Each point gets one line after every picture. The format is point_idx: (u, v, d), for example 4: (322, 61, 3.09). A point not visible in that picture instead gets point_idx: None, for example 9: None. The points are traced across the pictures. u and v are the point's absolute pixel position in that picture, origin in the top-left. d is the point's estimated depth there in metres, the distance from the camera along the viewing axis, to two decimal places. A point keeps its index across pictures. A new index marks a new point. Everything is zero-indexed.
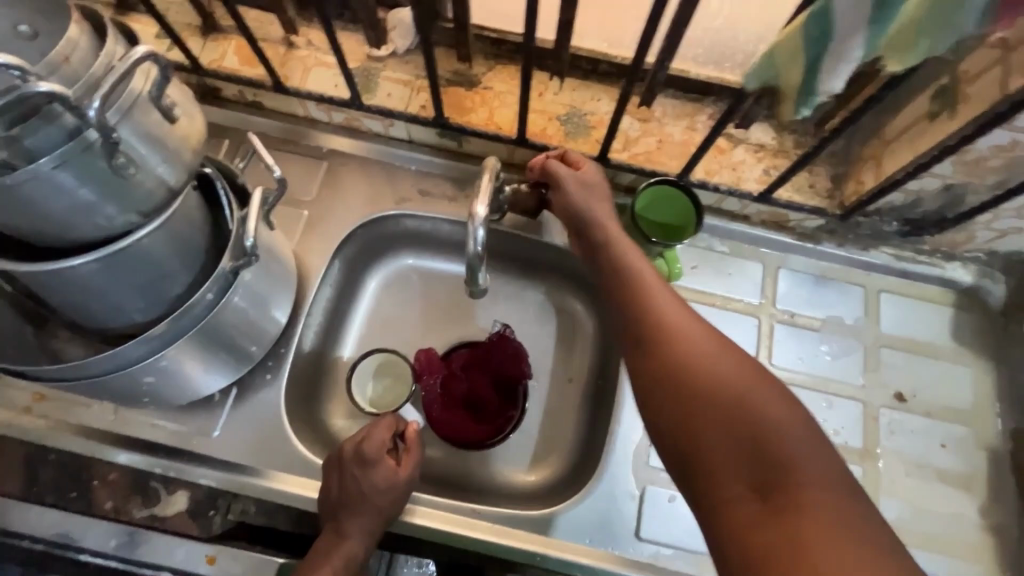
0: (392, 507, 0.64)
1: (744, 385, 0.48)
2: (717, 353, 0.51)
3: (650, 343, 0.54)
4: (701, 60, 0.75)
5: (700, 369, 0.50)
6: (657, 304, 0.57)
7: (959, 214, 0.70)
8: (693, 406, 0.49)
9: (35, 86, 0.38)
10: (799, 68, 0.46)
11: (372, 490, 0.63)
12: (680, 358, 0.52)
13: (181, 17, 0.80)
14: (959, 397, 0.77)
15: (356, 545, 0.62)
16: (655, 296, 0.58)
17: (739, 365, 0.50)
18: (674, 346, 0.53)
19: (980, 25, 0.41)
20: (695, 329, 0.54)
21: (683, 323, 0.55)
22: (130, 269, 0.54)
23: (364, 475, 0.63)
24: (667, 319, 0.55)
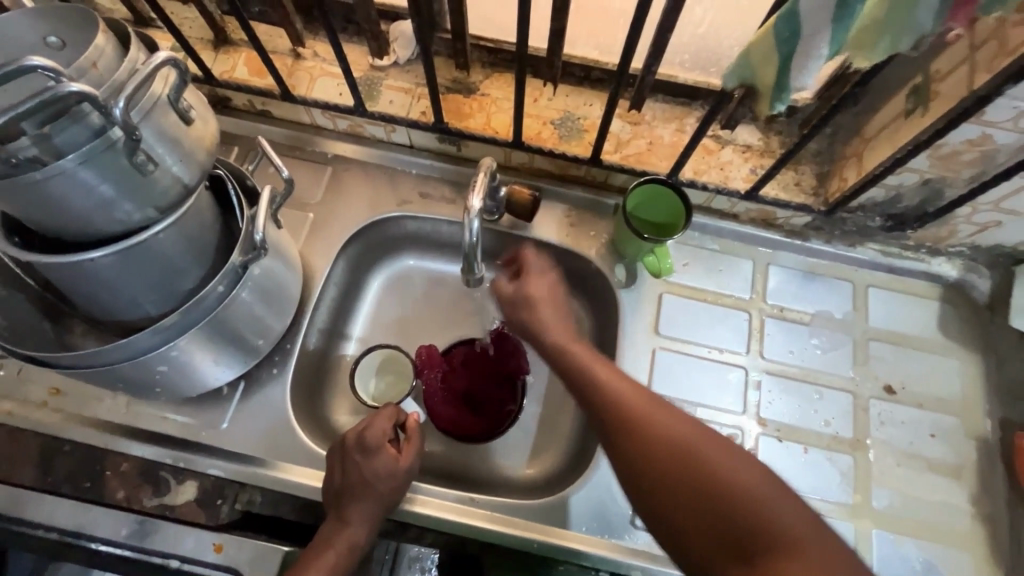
0: (394, 494, 0.67)
1: (706, 454, 0.51)
2: (676, 425, 0.54)
3: (615, 429, 0.56)
4: (688, 66, 0.78)
5: (665, 447, 0.52)
6: (614, 383, 0.58)
7: (939, 208, 0.73)
8: (664, 482, 0.51)
9: (67, 86, 0.42)
10: (772, 67, 0.49)
11: (375, 475, 0.65)
12: (644, 441, 0.53)
13: (194, 32, 0.85)
14: (947, 389, 0.79)
15: (361, 530, 0.64)
16: (607, 376, 0.59)
17: (697, 435, 0.52)
18: (632, 424, 0.55)
19: (936, 24, 0.44)
20: (651, 406, 0.56)
21: (640, 401, 0.56)
22: (146, 262, 0.57)
23: (367, 462, 0.65)
24: (626, 399, 0.57)
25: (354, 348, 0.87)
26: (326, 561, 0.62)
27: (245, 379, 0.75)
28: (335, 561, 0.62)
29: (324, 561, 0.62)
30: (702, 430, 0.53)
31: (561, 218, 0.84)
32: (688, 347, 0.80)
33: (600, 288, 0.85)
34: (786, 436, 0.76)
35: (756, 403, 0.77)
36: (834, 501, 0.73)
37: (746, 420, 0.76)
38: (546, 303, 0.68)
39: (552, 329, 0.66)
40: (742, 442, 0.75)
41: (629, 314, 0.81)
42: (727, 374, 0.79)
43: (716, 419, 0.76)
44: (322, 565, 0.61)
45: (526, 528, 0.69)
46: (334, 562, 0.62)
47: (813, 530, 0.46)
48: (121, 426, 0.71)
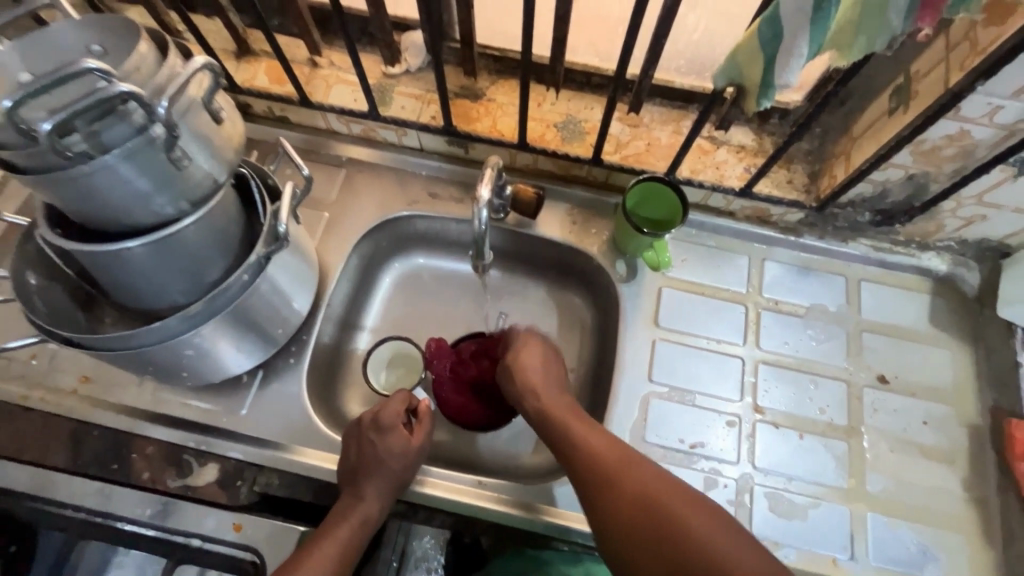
0: (405, 473, 0.70)
1: (671, 507, 0.58)
2: (646, 483, 0.61)
3: (590, 482, 0.64)
4: (683, 71, 0.83)
5: (635, 500, 0.60)
6: (590, 442, 0.67)
7: (925, 202, 0.76)
8: (636, 535, 0.58)
9: (118, 87, 0.46)
10: (758, 66, 0.53)
11: (390, 453, 0.69)
12: (616, 494, 0.61)
13: (218, 43, 0.90)
14: (939, 378, 0.81)
15: (375, 506, 0.68)
16: (584, 433, 0.68)
17: (662, 489, 0.61)
18: (606, 482, 0.63)
19: (908, 26, 0.48)
20: (624, 462, 0.64)
21: (612, 457, 0.65)
22: (177, 251, 0.61)
23: (382, 440, 0.69)
24: (601, 453, 0.65)
25: (366, 341, 0.91)
26: (341, 533, 0.66)
27: (264, 368, 0.79)
28: (349, 533, 0.66)
29: (338, 532, 0.66)
30: (668, 483, 0.61)
31: (564, 216, 0.88)
32: (687, 339, 0.83)
33: (602, 284, 0.88)
34: (782, 423, 0.79)
35: (753, 391, 0.80)
36: (829, 485, 0.76)
37: (743, 408, 0.79)
38: (533, 366, 0.77)
39: (534, 393, 0.74)
40: (739, 429, 0.78)
41: (629, 307, 0.84)
42: (724, 364, 0.82)
43: (714, 407, 0.79)
44: (337, 536, 0.65)
45: (532, 508, 0.72)
46: (348, 534, 0.66)
47: (766, 572, 0.53)
48: (146, 411, 0.75)
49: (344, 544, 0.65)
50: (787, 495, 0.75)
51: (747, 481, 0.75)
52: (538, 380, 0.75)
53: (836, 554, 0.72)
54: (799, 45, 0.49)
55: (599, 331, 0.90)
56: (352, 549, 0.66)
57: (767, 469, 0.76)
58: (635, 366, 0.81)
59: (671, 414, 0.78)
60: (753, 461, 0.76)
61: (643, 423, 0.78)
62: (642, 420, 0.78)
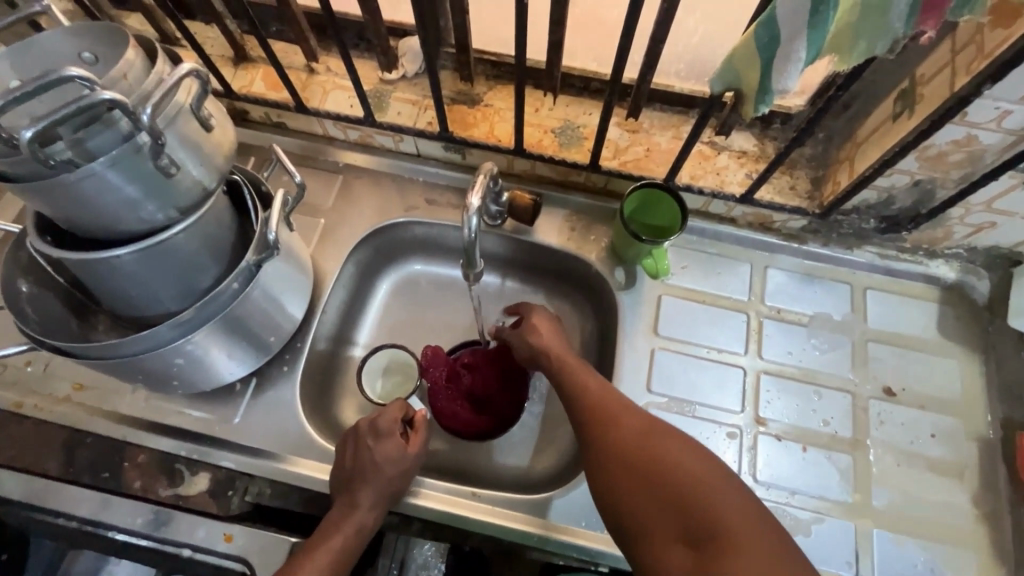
0: (401, 481, 0.69)
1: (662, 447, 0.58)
2: (639, 424, 0.61)
3: (589, 428, 0.63)
4: (683, 75, 0.81)
5: (630, 445, 0.59)
6: (589, 387, 0.66)
7: (932, 209, 0.74)
8: (623, 469, 0.58)
9: (101, 95, 0.46)
10: (754, 71, 0.52)
11: (385, 458, 0.68)
12: (613, 440, 0.60)
13: (215, 50, 0.90)
14: (948, 390, 0.79)
15: (368, 515, 0.67)
16: (589, 382, 0.67)
17: (661, 440, 0.59)
18: (602, 421, 0.62)
19: (909, 28, 0.46)
20: (626, 411, 0.63)
21: (615, 405, 0.64)
22: (167, 259, 0.60)
23: (378, 444, 0.69)
24: (601, 398, 0.65)
25: (363, 349, 0.90)
26: (333, 545, 0.64)
27: (257, 376, 0.78)
28: (342, 543, 0.65)
29: (331, 543, 0.64)
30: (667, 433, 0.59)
31: (562, 222, 0.87)
32: (687, 348, 0.81)
33: (600, 291, 0.87)
34: (785, 435, 0.77)
35: (754, 402, 0.78)
36: (833, 500, 0.73)
37: (744, 420, 0.77)
38: (548, 335, 0.74)
39: (546, 344, 0.73)
40: (740, 441, 0.76)
41: (628, 315, 0.83)
42: (725, 373, 0.80)
43: (714, 418, 0.77)
44: (329, 547, 0.64)
45: (527, 521, 0.71)
46: (340, 545, 0.65)
47: (755, 516, 0.52)
48: (139, 419, 0.75)
49: (336, 557, 0.64)
50: (789, 509, 0.73)
51: None
52: (551, 340, 0.74)
53: (840, 571, 0.70)
54: (796, 48, 0.48)
55: (597, 340, 0.88)
56: (345, 561, 0.64)
57: (768, 483, 0.74)
58: (633, 376, 0.79)
59: (670, 426, 0.77)
60: (754, 474, 0.74)
61: None
62: None
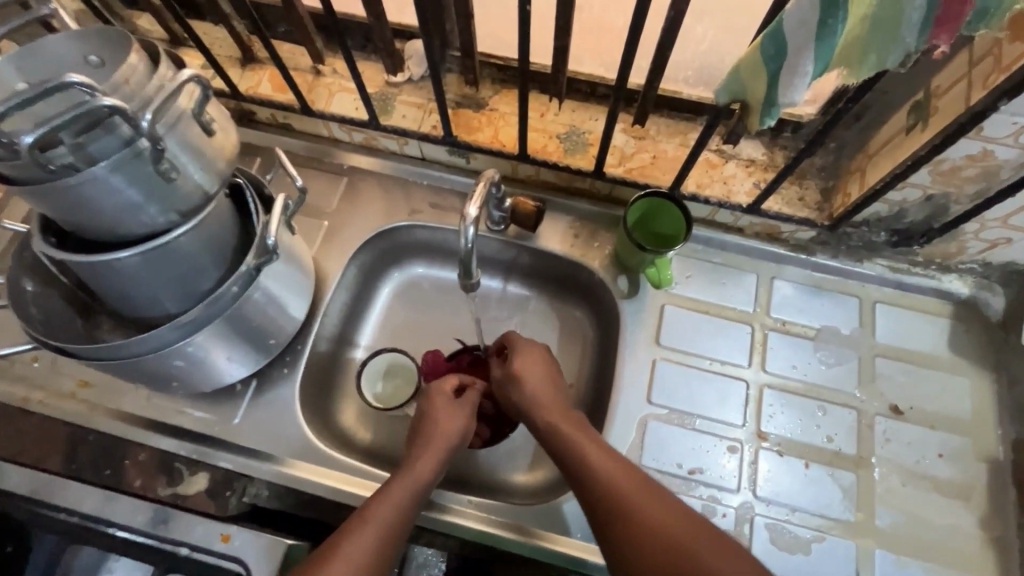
0: (461, 432, 0.71)
1: (694, 544, 0.55)
2: (665, 515, 0.58)
3: (609, 517, 0.60)
4: (692, 82, 0.80)
5: (659, 538, 0.56)
6: (603, 468, 0.63)
7: (946, 224, 0.72)
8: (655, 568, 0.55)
9: (101, 101, 0.46)
10: (761, 84, 0.50)
11: (443, 410, 0.72)
12: (631, 523, 0.58)
13: (223, 50, 0.90)
14: (957, 408, 0.77)
15: (432, 463, 0.67)
16: (599, 459, 0.63)
17: (688, 528, 0.57)
18: (623, 511, 0.59)
19: (922, 42, 0.45)
20: (643, 494, 0.60)
21: (630, 484, 0.61)
22: (169, 261, 0.61)
23: (434, 398, 0.73)
24: (618, 483, 0.61)
25: (364, 351, 0.91)
26: (404, 486, 0.64)
27: (258, 377, 0.79)
28: (411, 487, 0.64)
29: (398, 488, 0.63)
30: (692, 519, 0.58)
31: (565, 229, 0.86)
32: (689, 359, 0.80)
33: (603, 299, 0.86)
34: (786, 451, 0.75)
35: (756, 416, 0.77)
36: (834, 518, 0.72)
37: (745, 434, 0.76)
38: (532, 370, 0.73)
39: (541, 399, 0.71)
40: (740, 455, 0.75)
41: (631, 324, 0.82)
42: (727, 386, 0.79)
43: (714, 431, 0.76)
44: (397, 489, 0.63)
45: (524, 532, 0.71)
46: (410, 488, 0.64)
47: None
48: (142, 418, 0.76)
49: (404, 499, 0.63)
50: (789, 527, 0.71)
51: (746, 511, 0.72)
52: (537, 380, 0.73)
53: None
54: (804, 61, 0.47)
55: (599, 347, 0.87)
56: (409, 509, 0.63)
57: (769, 499, 0.73)
58: (634, 386, 0.79)
59: (669, 438, 0.76)
60: (753, 490, 0.73)
61: (641, 445, 0.75)
62: (639, 442, 0.75)
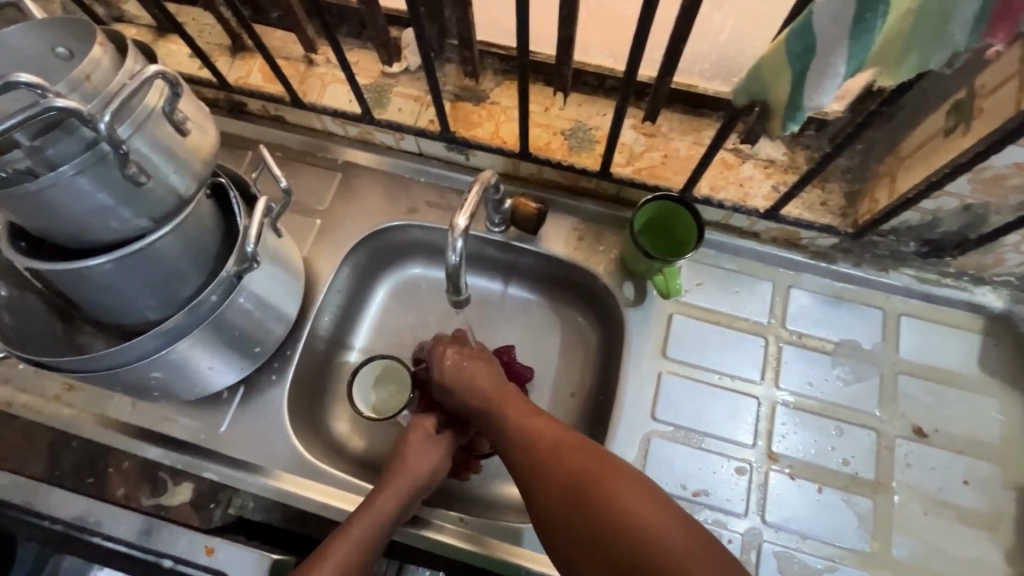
0: (430, 474, 0.68)
1: (599, 482, 0.53)
2: (575, 461, 0.56)
3: (530, 475, 0.58)
4: (708, 75, 0.73)
5: (569, 485, 0.55)
6: (524, 426, 0.62)
7: (983, 235, 0.66)
8: (568, 516, 0.53)
9: (52, 102, 0.42)
10: (784, 84, 0.45)
11: (415, 449, 0.69)
12: (545, 475, 0.57)
13: (212, 38, 0.86)
14: (985, 431, 0.72)
15: (394, 502, 0.64)
16: (519, 421, 0.63)
17: (597, 464, 0.55)
18: (539, 466, 0.58)
19: (973, 40, 0.39)
20: (566, 449, 0.58)
21: (546, 439, 0.60)
22: (144, 269, 0.57)
23: (410, 437, 0.71)
24: (536, 440, 0.60)
25: (357, 354, 0.87)
26: (367, 520, 0.62)
27: (245, 384, 0.76)
28: (372, 522, 0.62)
29: (359, 524, 0.62)
30: (602, 458, 0.56)
31: (569, 231, 0.81)
32: (696, 372, 0.75)
33: (608, 306, 0.81)
34: (798, 474, 0.71)
35: (767, 435, 0.73)
36: (848, 548, 0.68)
37: (754, 455, 0.72)
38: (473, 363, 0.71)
39: (477, 383, 0.68)
40: (749, 477, 0.70)
41: (636, 335, 0.77)
42: (737, 402, 0.74)
43: (722, 451, 0.72)
44: (358, 527, 0.61)
45: (512, 552, 0.68)
46: (372, 520, 0.62)
47: (697, 542, 0.48)
48: (127, 424, 0.74)
49: (364, 535, 0.61)
50: (798, 555, 0.68)
51: (754, 537, 0.68)
52: (478, 376, 0.69)
53: None
54: (834, 62, 0.41)
55: (603, 357, 0.83)
56: (373, 540, 0.62)
57: (778, 525, 0.69)
58: (638, 401, 0.74)
59: (674, 458, 0.72)
60: (762, 515, 0.69)
61: (643, 465, 0.71)
62: (641, 461, 0.71)
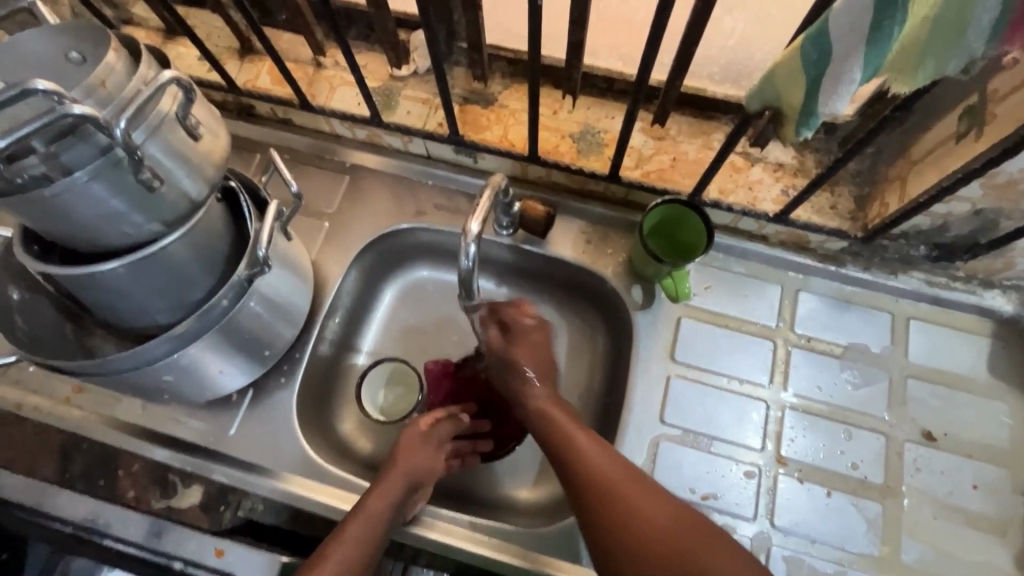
0: (426, 471, 0.68)
1: (681, 538, 0.53)
2: (653, 507, 0.55)
3: (597, 511, 0.56)
4: (717, 79, 0.73)
5: (649, 532, 0.53)
6: (591, 457, 0.59)
7: (994, 239, 0.66)
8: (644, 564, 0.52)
9: (69, 109, 0.42)
10: (799, 90, 0.45)
11: (411, 448, 0.69)
12: (618, 515, 0.55)
13: (220, 41, 0.86)
14: (995, 436, 0.72)
15: (388, 502, 0.63)
16: (588, 451, 0.59)
17: (678, 517, 0.54)
18: (611, 504, 0.56)
19: (991, 48, 0.39)
20: (641, 493, 0.56)
21: (618, 477, 0.57)
22: (156, 273, 0.57)
23: (407, 433, 0.70)
24: (607, 475, 0.57)
25: (364, 357, 0.87)
26: (368, 526, 0.61)
27: (254, 386, 0.76)
28: (375, 525, 0.62)
29: (356, 526, 0.61)
30: (682, 510, 0.55)
31: (577, 234, 0.81)
32: (704, 376, 0.76)
33: (616, 309, 0.81)
34: (808, 478, 0.71)
35: (776, 439, 0.72)
36: (857, 552, 0.68)
37: (763, 459, 0.72)
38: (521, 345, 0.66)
39: (533, 389, 0.65)
40: (758, 481, 0.70)
41: (644, 338, 0.77)
42: (746, 406, 0.74)
43: (731, 455, 0.72)
44: (361, 531, 0.61)
45: (520, 555, 0.68)
46: (374, 526, 0.62)
47: None
48: (137, 427, 0.74)
49: (365, 538, 0.61)
50: (808, 559, 0.68)
51: (763, 541, 0.68)
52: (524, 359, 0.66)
53: None
54: (850, 69, 0.41)
55: (611, 360, 0.83)
56: (374, 543, 0.61)
57: (787, 529, 0.69)
58: (646, 404, 0.74)
59: (682, 462, 0.72)
60: (770, 518, 0.69)
61: (651, 468, 0.71)
62: (650, 465, 0.72)
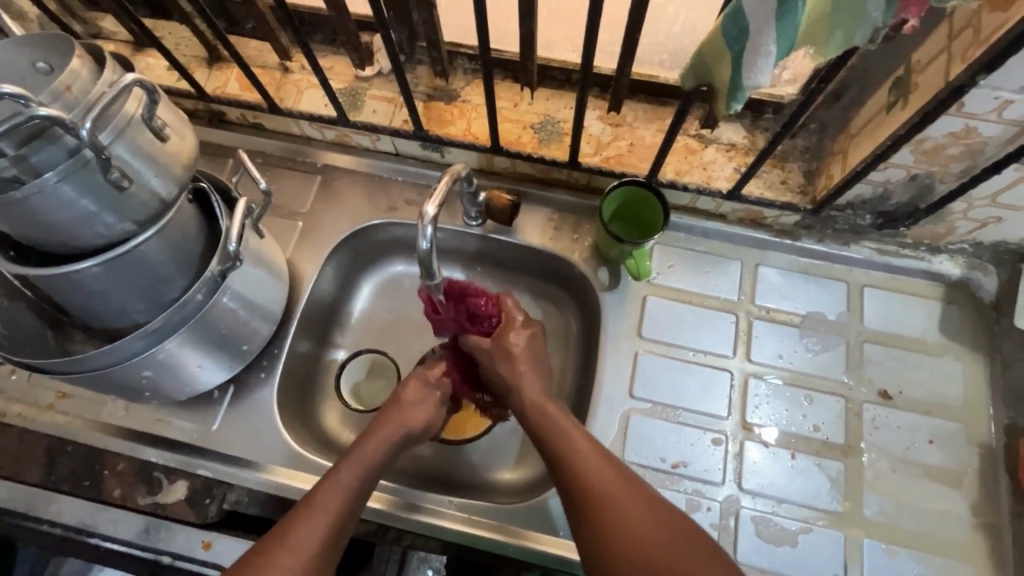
0: (422, 423, 0.70)
1: (628, 500, 0.58)
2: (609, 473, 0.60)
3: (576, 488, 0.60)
4: (668, 65, 0.77)
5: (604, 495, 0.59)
6: (579, 443, 0.63)
7: (932, 204, 0.70)
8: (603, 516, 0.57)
9: (35, 110, 0.44)
10: (725, 65, 0.48)
11: (412, 397, 0.71)
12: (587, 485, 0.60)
13: (189, 51, 0.88)
14: (948, 392, 0.75)
15: (382, 446, 0.66)
16: (576, 437, 0.63)
17: (627, 491, 0.59)
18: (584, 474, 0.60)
19: (889, 16, 0.43)
20: (607, 467, 0.61)
21: (592, 460, 0.61)
22: (131, 271, 0.59)
23: (409, 382, 0.73)
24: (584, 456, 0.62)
25: (344, 351, 0.90)
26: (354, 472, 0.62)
27: (235, 382, 0.78)
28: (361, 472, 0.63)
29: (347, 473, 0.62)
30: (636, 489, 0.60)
31: (544, 221, 0.84)
32: (671, 350, 0.78)
33: (585, 292, 0.84)
34: (773, 442, 0.74)
35: (741, 407, 0.75)
36: (822, 509, 0.71)
37: (730, 426, 0.75)
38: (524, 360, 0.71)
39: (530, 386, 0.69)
40: (725, 448, 0.73)
41: (612, 317, 0.80)
42: (712, 377, 0.77)
43: (699, 423, 0.75)
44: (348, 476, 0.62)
45: (496, 529, 0.71)
46: (361, 472, 0.63)
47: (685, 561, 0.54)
48: (120, 427, 0.76)
49: (351, 484, 0.61)
50: (775, 518, 0.70)
51: (732, 503, 0.71)
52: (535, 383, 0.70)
53: None
54: (766, 41, 0.44)
55: (582, 341, 0.86)
56: (361, 488, 0.62)
57: (755, 492, 0.72)
58: (616, 381, 0.77)
59: (653, 433, 0.74)
60: (739, 482, 0.72)
61: (623, 441, 0.74)
62: (622, 437, 0.74)
